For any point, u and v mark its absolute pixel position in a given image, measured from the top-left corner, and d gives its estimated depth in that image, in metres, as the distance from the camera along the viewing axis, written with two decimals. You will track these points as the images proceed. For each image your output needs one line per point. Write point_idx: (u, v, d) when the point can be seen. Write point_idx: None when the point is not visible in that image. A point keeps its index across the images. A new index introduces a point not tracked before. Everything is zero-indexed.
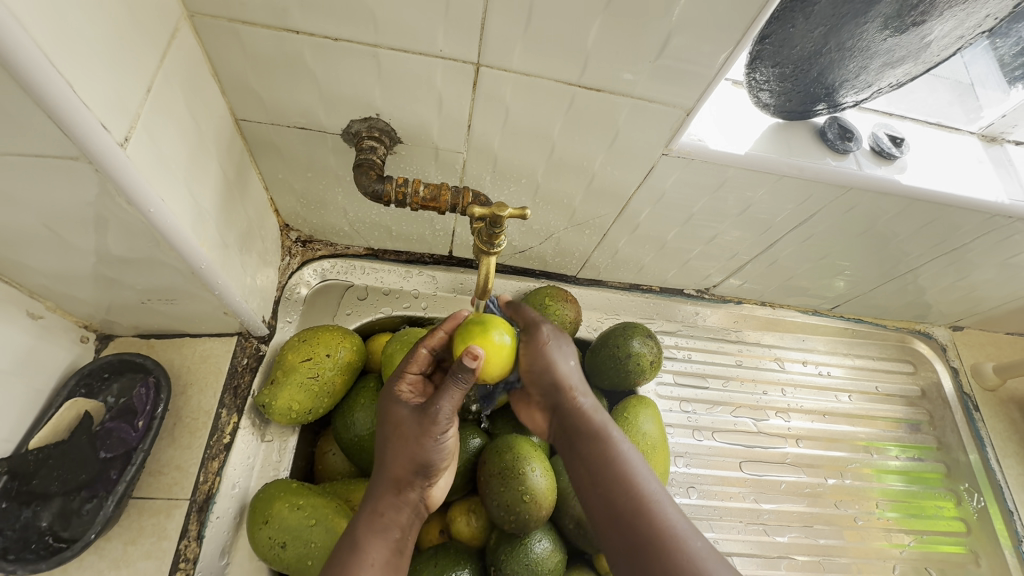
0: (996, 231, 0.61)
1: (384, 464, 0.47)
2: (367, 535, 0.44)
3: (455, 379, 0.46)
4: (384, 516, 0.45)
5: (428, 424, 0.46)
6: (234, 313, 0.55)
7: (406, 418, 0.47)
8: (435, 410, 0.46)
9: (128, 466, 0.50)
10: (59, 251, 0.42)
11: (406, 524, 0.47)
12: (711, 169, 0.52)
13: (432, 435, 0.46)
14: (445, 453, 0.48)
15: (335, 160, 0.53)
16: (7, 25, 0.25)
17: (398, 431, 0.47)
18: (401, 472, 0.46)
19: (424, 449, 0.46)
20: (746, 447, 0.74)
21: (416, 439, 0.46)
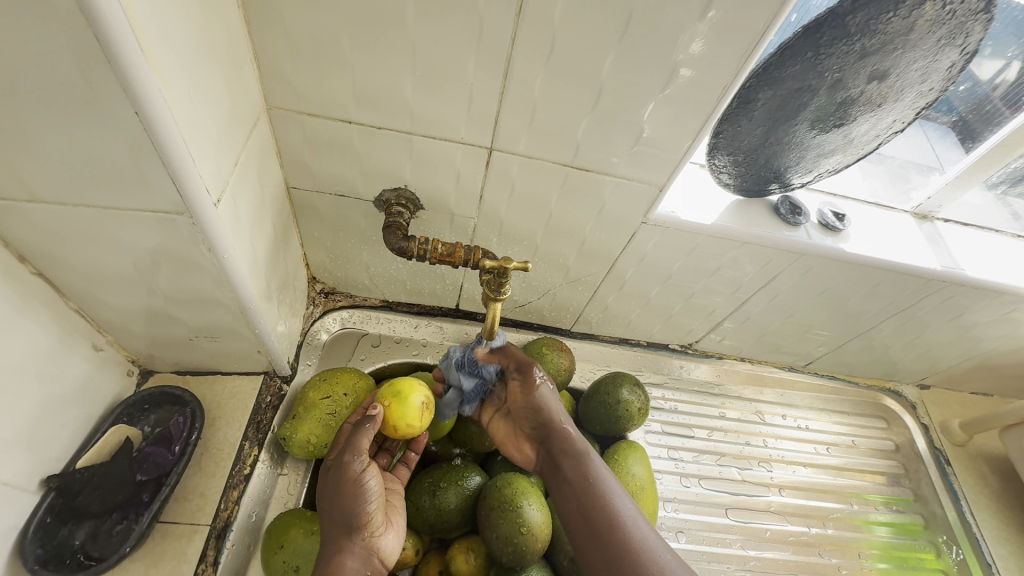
0: (934, 294, 0.70)
1: (324, 526, 0.51)
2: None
3: (360, 428, 0.54)
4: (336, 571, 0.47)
5: (343, 475, 0.51)
6: (266, 352, 0.62)
7: (328, 478, 0.53)
8: (349, 462, 0.52)
9: (163, 488, 0.54)
10: (135, 291, 0.49)
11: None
12: (683, 236, 0.62)
13: (351, 476, 0.51)
14: (370, 497, 0.51)
15: (365, 222, 0.63)
16: (170, 124, 0.34)
17: (326, 495, 0.52)
18: (335, 525, 0.50)
19: (349, 502, 0.51)
20: (732, 495, 0.78)
21: (339, 493, 0.51)
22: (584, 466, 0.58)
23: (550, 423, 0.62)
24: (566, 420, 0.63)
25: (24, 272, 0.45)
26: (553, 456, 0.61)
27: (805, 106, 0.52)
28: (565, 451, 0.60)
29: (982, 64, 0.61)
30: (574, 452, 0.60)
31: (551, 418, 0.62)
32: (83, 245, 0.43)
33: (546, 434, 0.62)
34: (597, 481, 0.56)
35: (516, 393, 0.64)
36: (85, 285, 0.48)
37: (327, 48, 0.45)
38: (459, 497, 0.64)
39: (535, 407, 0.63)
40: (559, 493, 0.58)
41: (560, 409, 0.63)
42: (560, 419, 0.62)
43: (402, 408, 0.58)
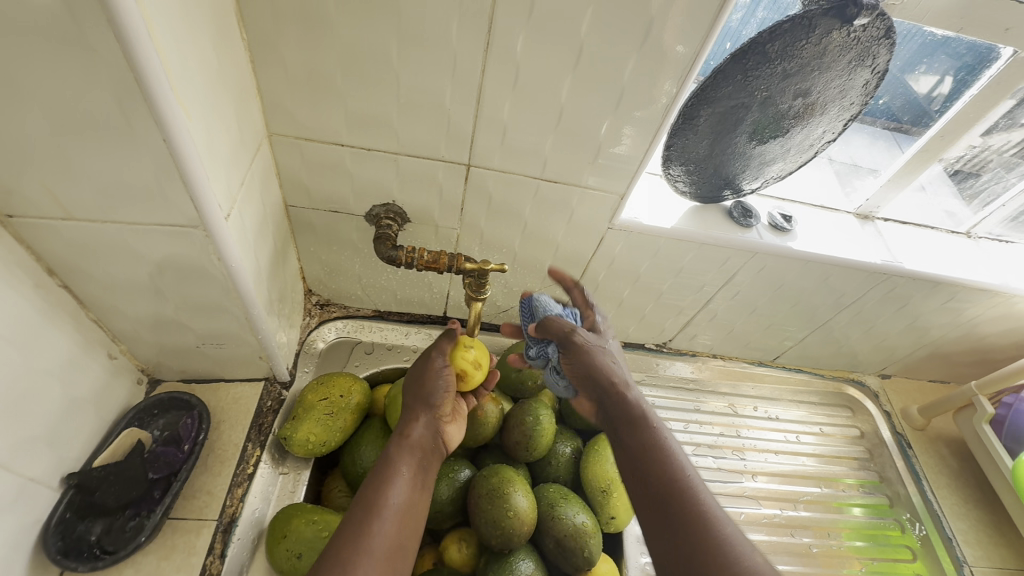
0: (880, 286, 0.77)
1: (405, 404, 0.64)
2: (397, 454, 0.59)
3: (445, 336, 0.67)
4: (410, 438, 0.61)
5: (430, 365, 0.66)
6: (267, 358, 0.67)
7: (417, 368, 0.67)
8: (436, 357, 0.66)
9: (174, 484, 0.58)
10: (149, 299, 0.54)
11: (428, 446, 0.62)
12: (647, 239, 0.69)
13: (433, 368, 0.65)
14: (446, 388, 0.65)
15: (357, 236, 0.69)
16: (192, 149, 0.40)
17: (415, 380, 0.66)
18: (415, 402, 0.64)
19: (429, 385, 0.64)
20: (708, 482, 0.83)
21: (423, 378, 0.65)
22: (649, 436, 0.55)
23: (609, 393, 0.59)
24: (631, 386, 0.60)
25: (50, 283, 0.50)
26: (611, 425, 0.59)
27: (742, 120, 0.59)
28: (625, 423, 0.57)
29: (918, 79, 0.67)
30: (635, 420, 0.57)
31: (608, 384, 0.60)
32: (108, 257, 0.48)
33: (604, 403, 0.60)
34: (654, 453, 0.53)
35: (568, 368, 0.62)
36: (104, 295, 0.53)
37: (320, 81, 0.52)
38: (452, 489, 0.69)
39: (591, 368, 0.60)
40: (622, 464, 0.55)
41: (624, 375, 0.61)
42: (623, 385, 0.60)
43: (456, 356, 0.67)
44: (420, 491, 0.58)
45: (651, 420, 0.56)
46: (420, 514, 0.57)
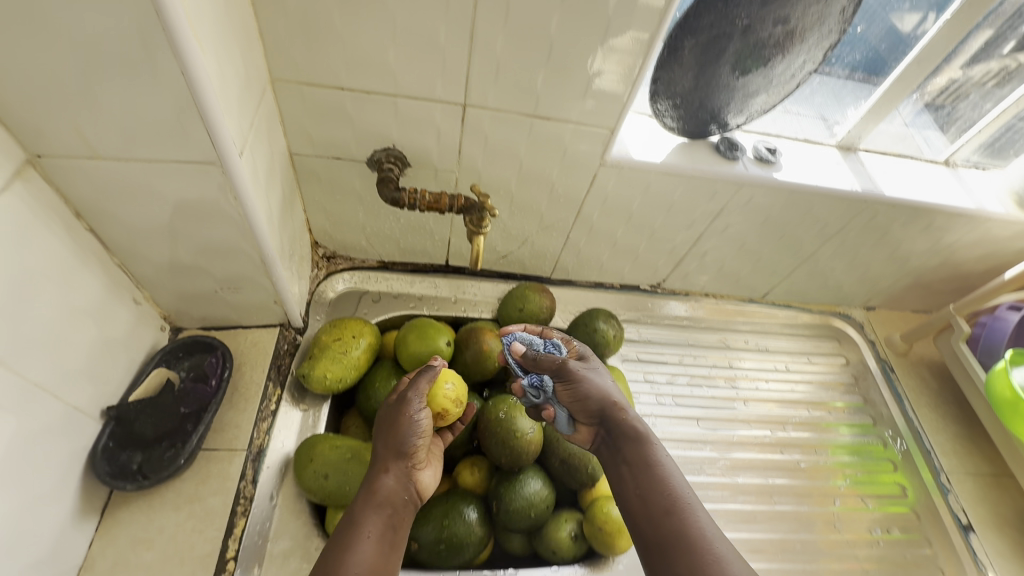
0: (862, 214, 0.81)
1: (376, 453, 0.60)
2: (364, 510, 0.54)
3: (421, 376, 0.65)
4: (379, 494, 0.56)
5: (403, 407, 0.62)
6: (282, 302, 0.71)
7: (388, 413, 0.63)
8: (411, 399, 0.63)
9: (206, 415, 0.62)
10: (170, 241, 0.57)
11: (399, 501, 0.58)
12: (639, 175, 0.72)
13: (407, 414, 0.62)
14: (419, 435, 0.61)
15: (360, 182, 0.72)
16: (206, 80, 0.43)
17: (385, 425, 0.62)
18: (385, 451, 0.60)
19: (403, 430, 0.60)
20: (702, 409, 0.89)
21: (396, 423, 0.61)
22: (643, 446, 0.60)
23: (607, 410, 0.64)
24: (625, 405, 0.64)
25: (78, 226, 0.53)
26: (610, 441, 0.63)
27: (723, 50, 0.62)
28: (623, 434, 0.62)
29: (904, 16, 0.74)
30: (633, 435, 0.61)
31: (605, 405, 0.64)
32: (132, 197, 0.51)
33: (603, 418, 0.64)
34: (657, 466, 0.58)
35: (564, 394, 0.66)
36: (127, 238, 0.56)
37: (319, 22, 0.54)
38: (461, 419, 0.74)
39: (587, 394, 0.65)
40: (619, 477, 0.60)
41: (604, 386, 0.65)
42: (614, 403, 0.64)
43: (436, 393, 0.67)
44: (388, 554, 0.53)
45: (648, 437, 0.61)
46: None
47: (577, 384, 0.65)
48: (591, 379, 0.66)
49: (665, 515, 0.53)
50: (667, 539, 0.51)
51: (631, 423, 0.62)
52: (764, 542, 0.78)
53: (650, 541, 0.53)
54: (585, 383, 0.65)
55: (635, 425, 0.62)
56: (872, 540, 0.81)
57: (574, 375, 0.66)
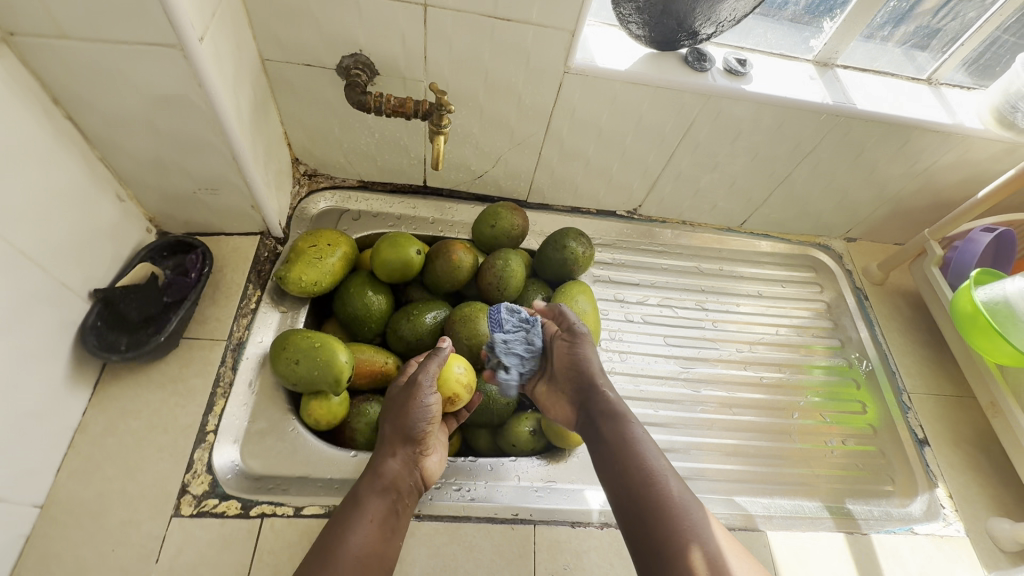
0: (833, 131, 0.80)
1: (385, 433, 0.63)
2: (367, 493, 0.58)
3: (430, 359, 0.65)
4: (382, 478, 0.60)
5: (413, 391, 0.63)
6: (259, 208, 0.74)
7: (400, 394, 0.65)
8: (420, 382, 0.63)
9: (186, 302, 0.67)
10: (145, 134, 0.61)
11: (403, 486, 0.61)
12: (604, 84, 0.73)
13: (417, 400, 0.63)
14: (427, 421, 0.63)
15: (332, 92, 0.74)
16: None
17: (394, 407, 0.65)
18: (394, 435, 0.63)
19: (410, 414, 0.62)
20: (670, 328, 0.92)
21: (404, 407, 0.63)
22: (620, 423, 0.62)
23: (593, 383, 0.67)
24: (608, 383, 0.68)
25: (56, 112, 0.56)
26: (588, 415, 0.66)
27: None
28: (605, 407, 0.65)
29: None
30: (613, 411, 0.64)
31: (592, 375, 0.68)
32: (104, 82, 0.55)
33: (588, 390, 0.67)
34: (633, 437, 0.60)
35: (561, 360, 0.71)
36: (105, 128, 0.60)
37: None
38: (431, 325, 0.78)
39: (585, 364, 0.69)
40: (598, 451, 0.62)
41: (597, 365, 0.69)
42: (600, 381, 0.68)
43: (447, 377, 0.67)
44: (387, 536, 0.57)
45: (625, 415, 0.63)
46: (384, 561, 0.56)
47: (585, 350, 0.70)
48: (590, 352, 0.70)
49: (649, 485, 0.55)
50: (648, 503, 0.54)
51: (614, 399, 0.66)
52: (724, 446, 0.82)
53: (628, 507, 0.55)
54: (585, 355, 0.70)
55: (617, 401, 0.66)
56: (826, 450, 0.84)
57: (580, 344, 0.71)
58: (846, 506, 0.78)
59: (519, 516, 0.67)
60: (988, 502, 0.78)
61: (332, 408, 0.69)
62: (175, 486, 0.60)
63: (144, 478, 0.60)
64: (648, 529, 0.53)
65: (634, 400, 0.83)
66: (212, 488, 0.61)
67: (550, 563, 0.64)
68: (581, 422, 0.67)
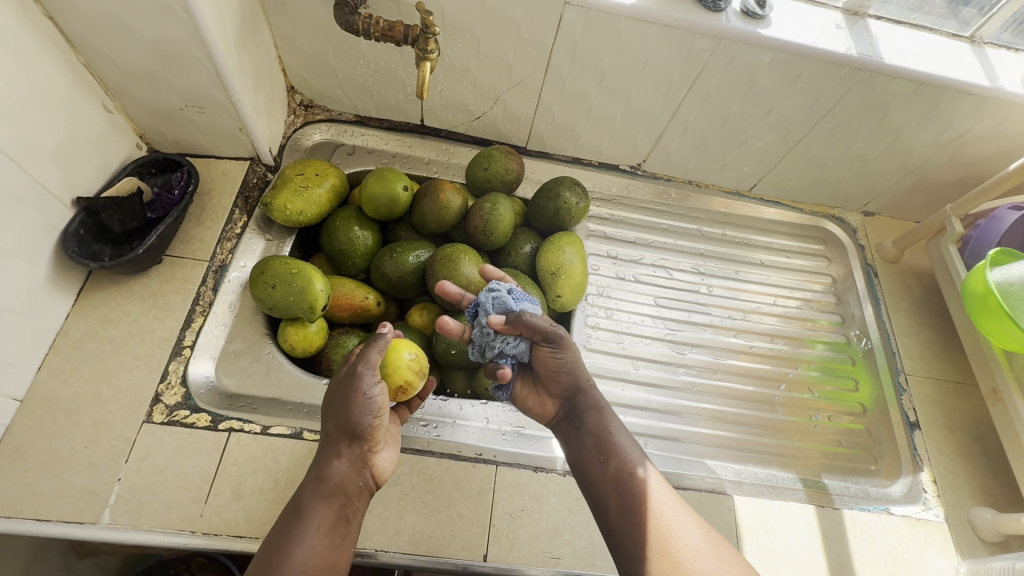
0: (856, 88, 0.75)
1: (327, 432, 0.56)
2: (311, 501, 0.52)
3: (372, 346, 0.58)
4: (328, 482, 0.53)
5: (354, 383, 0.56)
6: (247, 131, 0.73)
7: (339, 387, 0.57)
8: (362, 373, 0.56)
9: (168, 217, 0.67)
10: (127, 40, 0.60)
11: (352, 488, 0.55)
12: (607, 19, 0.69)
13: (360, 392, 0.56)
14: (373, 415, 0.56)
15: (326, 15, 0.72)
16: None
17: (332, 399, 0.57)
18: (337, 432, 0.56)
19: (353, 408, 0.55)
20: (662, 290, 0.90)
21: (345, 400, 0.56)
22: (602, 418, 0.63)
23: (579, 385, 0.65)
24: (590, 379, 0.66)
25: (36, 9, 0.56)
26: (572, 410, 0.65)
27: None
28: (589, 408, 0.64)
29: None
30: (595, 406, 0.64)
31: (577, 376, 0.65)
32: None
33: (572, 391, 0.65)
34: (616, 438, 0.62)
35: (544, 357, 0.64)
36: (87, 31, 0.59)
37: None
38: (414, 265, 0.77)
39: (570, 366, 0.64)
40: (578, 446, 0.63)
41: (579, 359, 0.65)
42: (582, 376, 0.65)
43: (398, 365, 0.62)
44: (337, 546, 0.52)
45: (605, 409, 0.64)
46: (337, 571, 0.51)
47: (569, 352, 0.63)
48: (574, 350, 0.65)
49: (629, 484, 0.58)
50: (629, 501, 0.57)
51: (593, 392, 0.65)
52: (702, 410, 0.80)
53: (606, 503, 0.58)
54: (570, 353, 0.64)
55: (598, 396, 0.65)
56: (811, 424, 0.82)
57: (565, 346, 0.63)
58: (822, 481, 0.76)
59: (482, 456, 0.67)
60: (974, 490, 0.75)
61: (308, 335, 0.69)
62: (148, 394, 0.62)
63: (119, 383, 0.62)
64: (627, 526, 0.56)
65: (616, 357, 0.82)
66: (185, 399, 0.63)
67: (508, 504, 0.64)
68: (564, 415, 0.66)
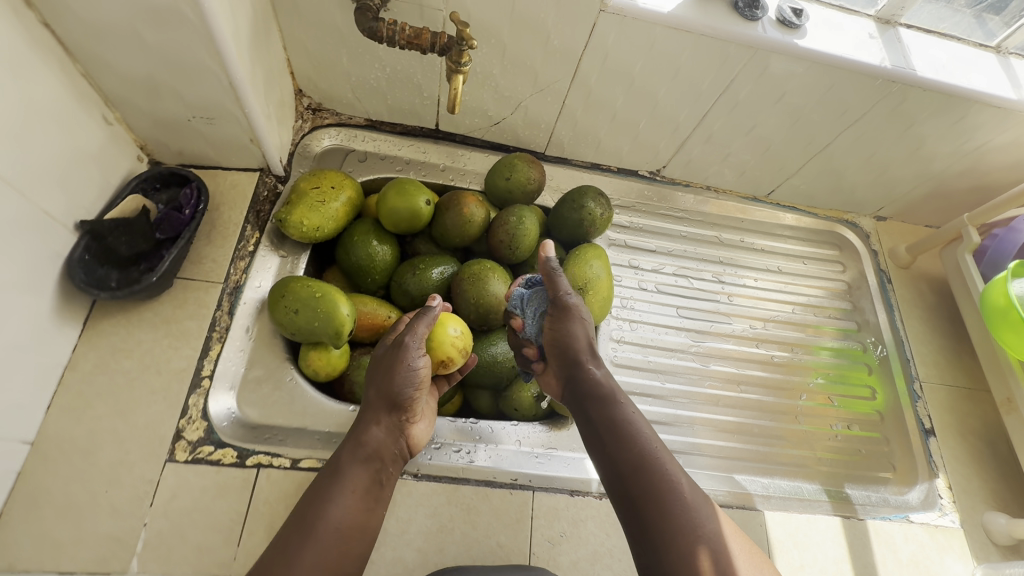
0: (887, 99, 0.74)
1: (369, 400, 0.60)
2: (349, 463, 0.55)
3: (417, 319, 0.62)
4: (366, 447, 0.56)
5: (400, 353, 0.60)
6: (259, 142, 0.69)
7: (385, 359, 0.61)
8: (407, 343, 0.60)
9: (179, 241, 0.63)
10: (132, 50, 0.55)
11: (388, 456, 0.58)
12: (643, 28, 0.65)
13: (405, 362, 0.60)
14: (414, 387, 0.60)
15: (342, 18, 0.67)
16: None
17: (379, 368, 0.61)
18: (379, 400, 0.59)
19: (397, 376, 0.59)
20: (684, 300, 0.89)
21: (390, 369, 0.60)
22: (609, 404, 0.57)
23: (586, 358, 0.62)
24: (595, 358, 0.63)
25: (29, 16, 0.50)
26: (575, 392, 0.61)
27: None
28: (597, 385, 0.59)
29: None
30: (601, 390, 0.59)
31: (579, 351, 0.62)
32: None
33: (573, 368, 0.62)
34: (631, 419, 0.56)
35: (550, 327, 0.64)
36: (87, 40, 0.53)
37: None
38: (437, 281, 0.75)
39: (571, 338, 0.63)
40: (585, 433, 0.57)
41: (583, 336, 0.63)
42: (586, 355, 0.62)
43: (443, 340, 0.65)
44: (369, 508, 0.54)
45: (614, 394, 0.58)
46: (367, 532, 0.53)
47: (573, 319, 0.63)
48: (578, 320, 0.64)
49: (637, 471, 0.51)
50: (636, 488, 0.51)
51: (601, 374, 0.60)
52: (727, 423, 0.80)
53: (615, 493, 0.52)
54: (575, 321, 0.64)
55: (605, 378, 0.60)
56: (831, 433, 0.83)
57: (569, 312, 0.63)
58: (845, 491, 0.78)
59: (518, 481, 0.66)
60: (986, 495, 0.78)
61: (332, 360, 0.66)
62: (169, 431, 0.59)
63: (136, 420, 0.58)
64: (638, 517, 0.50)
65: (641, 371, 0.81)
66: (208, 435, 0.60)
67: (547, 530, 0.64)
68: (569, 399, 0.61)
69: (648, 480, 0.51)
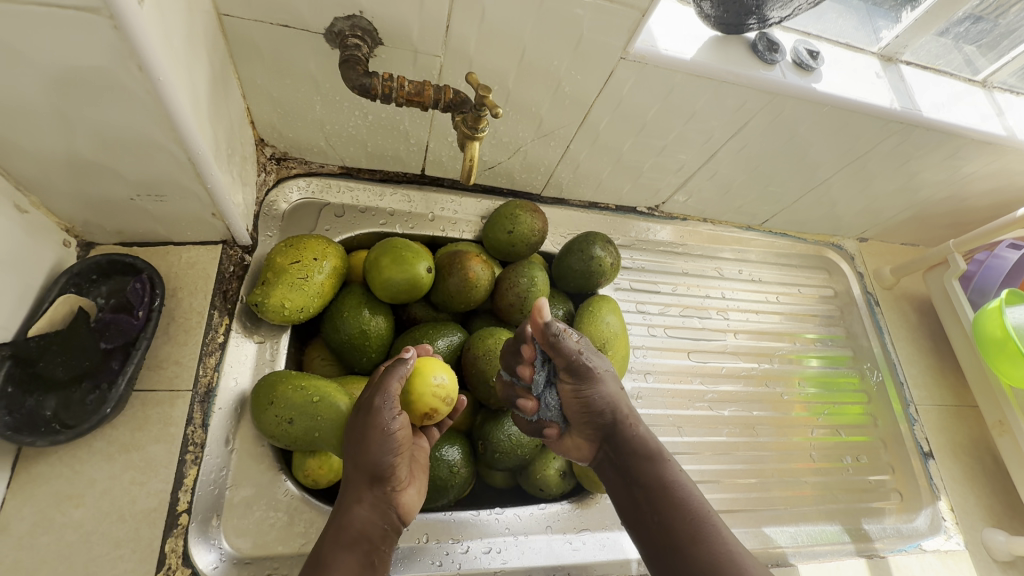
0: (891, 138, 0.73)
1: (347, 473, 0.51)
2: (331, 554, 0.47)
3: (388, 373, 0.52)
4: (350, 529, 0.48)
5: (372, 418, 0.50)
6: (222, 216, 0.57)
7: (357, 423, 0.51)
8: (378, 404, 0.50)
9: (133, 354, 0.51)
10: (52, 126, 0.43)
11: (375, 535, 0.49)
12: (662, 75, 0.60)
13: (378, 429, 0.49)
14: (395, 452, 0.50)
15: (317, 65, 0.57)
16: None
17: (351, 434, 0.51)
18: (358, 475, 0.50)
19: (371, 447, 0.49)
20: (693, 341, 0.85)
21: (363, 438, 0.50)
22: (658, 466, 0.54)
23: (615, 423, 0.57)
24: (635, 418, 0.58)
25: None
26: (615, 454, 0.57)
27: None
28: (636, 454, 0.56)
29: None
30: (646, 452, 0.56)
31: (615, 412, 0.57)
32: None
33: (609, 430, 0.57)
34: (676, 489, 0.52)
35: (570, 397, 0.57)
36: None
37: None
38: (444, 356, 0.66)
39: (599, 403, 0.56)
40: (628, 497, 0.55)
41: (618, 397, 0.57)
42: (626, 413, 0.57)
43: (423, 391, 0.55)
44: None
45: (664, 458, 0.55)
46: None
47: (594, 383, 0.56)
48: (608, 385, 0.57)
49: (691, 538, 0.49)
50: (687, 557, 0.48)
51: (643, 432, 0.57)
52: (748, 471, 0.79)
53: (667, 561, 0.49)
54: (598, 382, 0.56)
55: (647, 437, 0.57)
56: (841, 467, 0.84)
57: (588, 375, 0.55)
58: (863, 527, 0.79)
59: None
60: (982, 512, 0.83)
61: (336, 467, 0.56)
62: None
63: None
64: None
65: (663, 428, 0.77)
66: None
67: None
68: (609, 460, 0.58)
69: (699, 549, 0.48)
